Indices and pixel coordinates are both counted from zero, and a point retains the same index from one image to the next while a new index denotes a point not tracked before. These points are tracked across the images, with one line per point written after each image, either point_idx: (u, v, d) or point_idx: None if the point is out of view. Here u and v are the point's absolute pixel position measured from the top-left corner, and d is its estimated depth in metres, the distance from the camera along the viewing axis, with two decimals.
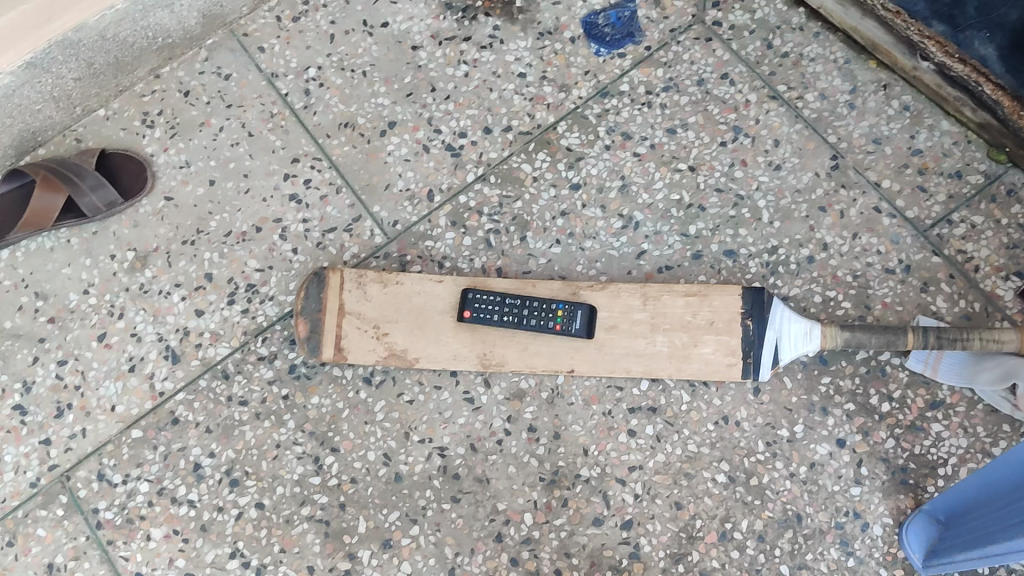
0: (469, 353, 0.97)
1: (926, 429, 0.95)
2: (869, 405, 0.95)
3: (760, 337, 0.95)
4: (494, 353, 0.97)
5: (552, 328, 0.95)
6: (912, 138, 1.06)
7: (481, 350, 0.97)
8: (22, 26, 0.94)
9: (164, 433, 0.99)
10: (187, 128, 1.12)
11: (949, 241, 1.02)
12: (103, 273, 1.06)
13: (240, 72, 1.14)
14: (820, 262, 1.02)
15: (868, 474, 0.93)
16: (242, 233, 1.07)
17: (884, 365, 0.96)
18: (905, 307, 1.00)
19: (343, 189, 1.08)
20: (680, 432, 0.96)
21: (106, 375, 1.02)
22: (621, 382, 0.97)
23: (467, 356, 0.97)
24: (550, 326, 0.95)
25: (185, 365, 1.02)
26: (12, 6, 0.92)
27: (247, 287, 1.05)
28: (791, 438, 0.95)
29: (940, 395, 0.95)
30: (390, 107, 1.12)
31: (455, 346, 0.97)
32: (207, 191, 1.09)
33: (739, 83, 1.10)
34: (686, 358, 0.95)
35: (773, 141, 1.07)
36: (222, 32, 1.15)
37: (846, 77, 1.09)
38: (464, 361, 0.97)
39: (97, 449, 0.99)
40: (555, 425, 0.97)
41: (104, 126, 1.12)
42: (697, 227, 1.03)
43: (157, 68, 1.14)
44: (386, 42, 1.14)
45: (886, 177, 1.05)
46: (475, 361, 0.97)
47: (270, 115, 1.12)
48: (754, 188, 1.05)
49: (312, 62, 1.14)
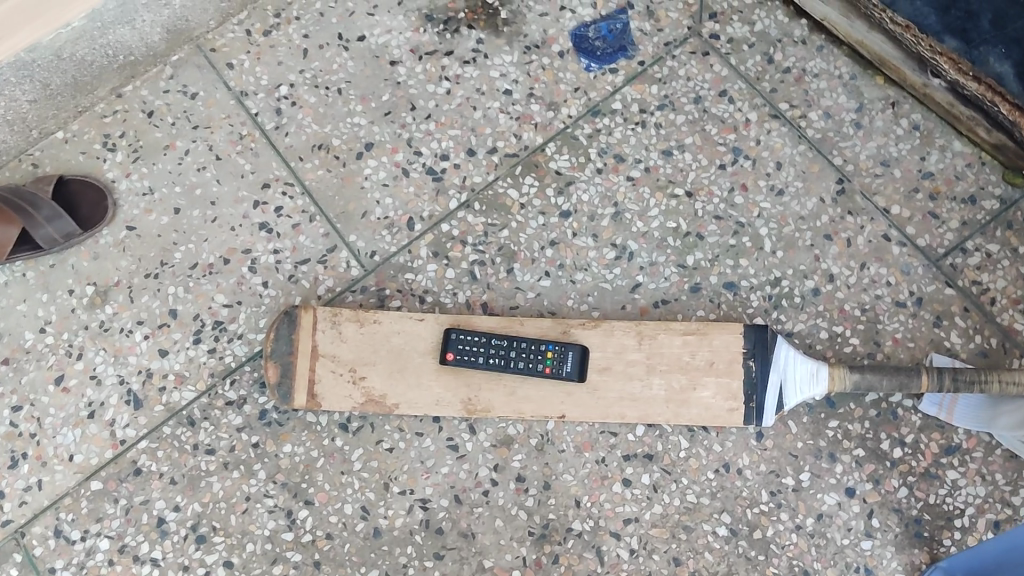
0: (452, 399, 0.90)
1: (941, 476, 0.89)
2: (880, 451, 0.89)
3: (763, 379, 0.88)
4: (480, 398, 0.90)
5: (541, 370, 0.88)
6: (923, 159, 0.99)
7: (465, 394, 0.90)
8: None
9: (126, 485, 0.93)
10: (150, 152, 1.05)
11: (963, 272, 0.96)
12: (60, 309, 0.99)
13: (207, 91, 1.07)
14: (826, 295, 0.95)
15: (879, 526, 0.88)
16: (209, 265, 1.00)
17: (895, 408, 0.90)
18: (917, 343, 0.94)
19: (317, 218, 1.01)
20: (678, 481, 0.90)
21: (64, 422, 0.95)
22: (615, 427, 0.91)
23: (450, 402, 0.90)
24: (540, 368, 0.88)
25: (148, 411, 0.95)
26: None
27: (214, 325, 0.98)
28: (796, 487, 0.89)
29: (955, 439, 0.89)
30: (367, 127, 1.04)
31: (437, 390, 0.90)
32: (172, 220, 1.02)
33: (738, 100, 1.02)
34: (684, 402, 0.89)
35: (775, 164, 1.00)
36: (188, 47, 1.07)
37: (852, 94, 1.02)
38: (447, 407, 0.90)
39: (53, 503, 0.93)
40: (545, 475, 0.91)
41: (62, 150, 1.05)
42: (695, 258, 0.97)
43: (119, 87, 1.06)
44: (362, 56, 1.07)
45: (896, 203, 0.98)
46: (460, 406, 0.90)
47: (238, 137, 1.05)
48: (755, 215, 0.98)
49: (283, 79, 1.07)
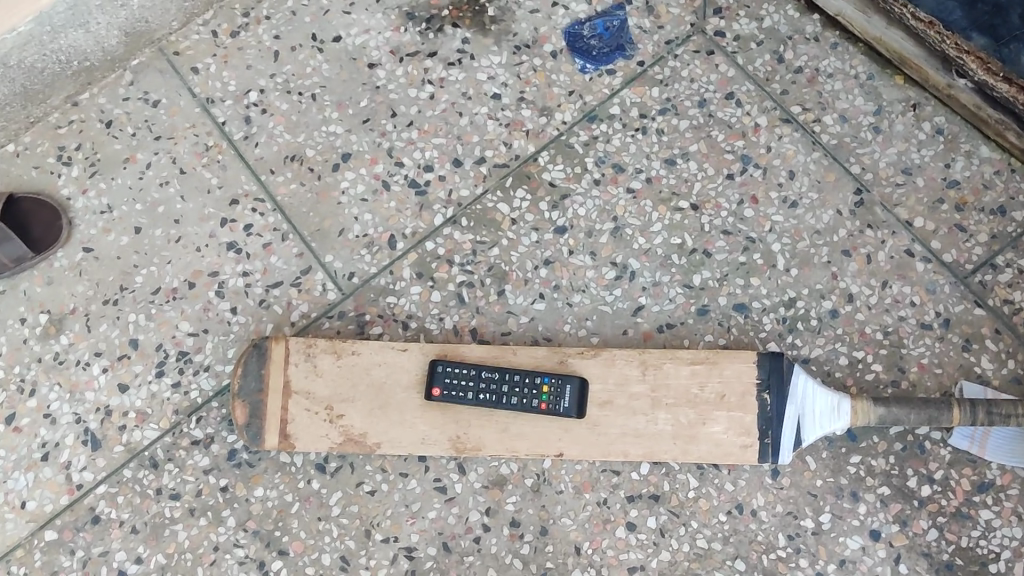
0: (440, 437, 0.82)
1: (974, 517, 0.81)
2: (907, 488, 0.82)
3: (779, 414, 0.80)
4: (469, 436, 0.82)
5: (536, 406, 0.80)
6: (948, 167, 0.92)
7: (454, 432, 0.82)
8: None
9: (83, 534, 0.85)
10: (109, 165, 0.96)
11: (993, 290, 0.88)
12: (11, 340, 0.91)
13: (170, 98, 0.98)
14: (845, 317, 0.88)
15: (907, 572, 0.80)
16: (173, 289, 0.92)
17: (922, 442, 0.83)
18: (945, 368, 0.86)
19: (290, 236, 0.93)
20: (687, 524, 0.82)
21: (15, 465, 0.87)
22: (617, 465, 0.83)
23: (437, 440, 0.82)
24: (535, 404, 0.80)
25: (108, 453, 0.87)
26: None
27: (178, 356, 0.90)
28: (816, 530, 0.81)
29: (989, 475, 0.82)
30: (344, 136, 0.96)
31: (423, 428, 0.82)
32: (132, 240, 0.94)
33: (746, 104, 0.94)
34: (693, 439, 0.81)
35: (788, 173, 0.92)
36: (149, 50, 0.99)
37: (870, 96, 0.94)
38: (434, 446, 0.82)
39: (4, 555, 0.85)
40: (542, 519, 0.83)
41: (12, 164, 0.96)
42: (702, 277, 0.89)
43: (74, 95, 0.97)
44: (338, 59, 0.98)
45: (919, 215, 0.90)
46: (447, 445, 0.82)
47: (204, 148, 0.97)
48: (767, 230, 0.90)
49: (253, 84, 0.98)
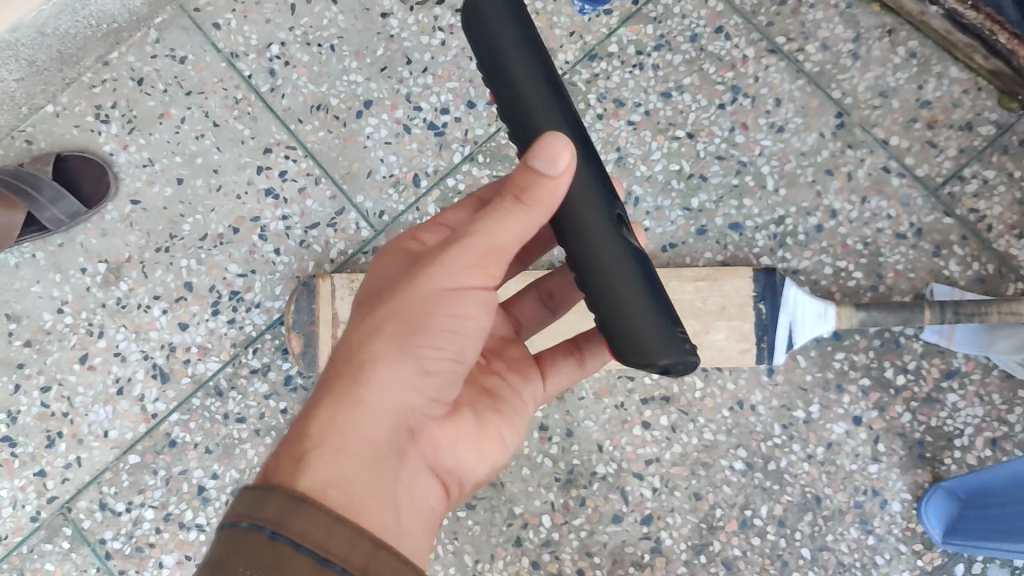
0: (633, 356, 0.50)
1: (942, 399, 0.92)
2: (884, 379, 0.93)
3: (773, 321, 0.91)
4: (618, 219, 0.52)
5: (513, 102, 0.51)
6: (920, 88, 0.99)
7: (590, 295, 0.51)
8: None
9: (162, 456, 0.96)
10: (146, 122, 1.04)
11: (960, 200, 0.97)
12: (75, 289, 1.00)
13: (196, 54, 1.05)
14: (829, 231, 0.97)
15: (885, 450, 0.92)
16: (219, 235, 1.01)
17: (898, 337, 0.93)
18: (918, 274, 0.96)
19: (323, 180, 1.01)
20: (695, 420, 0.93)
21: (94, 400, 0.98)
22: (632, 372, 0.94)
23: (655, 308, 0.50)
24: (520, 90, 0.51)
25: (176, 385, 0.98)
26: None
27: (230, 295, 0.99)
28: (807, 420, 0.92)
29: (955, 363, 0.93)
30: (364, 84, 1.03)
31: (649, 355, 0.49)
32: (176, 191, 1.02)
33: (735, 37, 1.01)
34: (697, 346, 0.92)
35: (774, 101, 1.00)
36: (170, 9, 1.05)
37: (849, 24, 1.01)
38: (664, 297, 0.51)
39: (94, 478, 0.96)
40: (567, 422, 0.94)
41: (55, 124, 1.05)
42: (700, 200, 0.98)
43: (105, 55, 1.05)
44: (352, 10, 1.05)
45: (894, 134, 0.99)
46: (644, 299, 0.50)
47: (234, 101, 1.04)
48: (756, 153, 0.99)
49: (274, 38, 1.05)
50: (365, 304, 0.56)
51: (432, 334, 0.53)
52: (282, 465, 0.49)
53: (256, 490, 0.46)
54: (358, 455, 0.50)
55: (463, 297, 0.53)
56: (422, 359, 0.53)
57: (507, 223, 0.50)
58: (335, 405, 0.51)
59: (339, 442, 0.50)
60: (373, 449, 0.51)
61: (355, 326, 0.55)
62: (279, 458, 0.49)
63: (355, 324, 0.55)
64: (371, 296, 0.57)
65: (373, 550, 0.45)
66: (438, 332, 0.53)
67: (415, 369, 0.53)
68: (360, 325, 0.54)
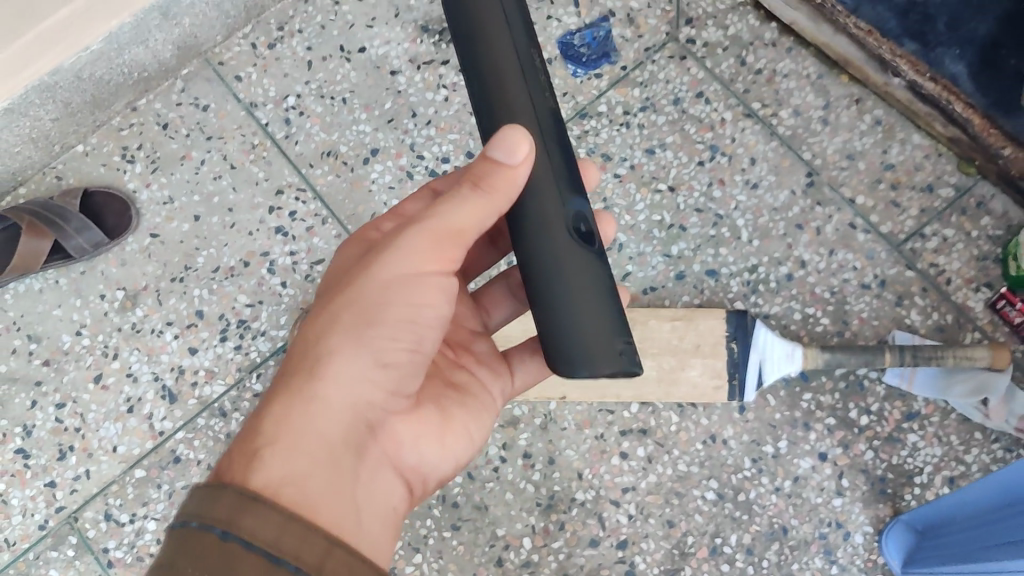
0: (573, 358, 0.57)
1: (903, 439, 0.98)
2: (849, 419, 0.99)
3: (744, 359, 0.97)
4: (580, 220, 0.58)
5: (490, 92, 0.58)
6: (885, 153, 1.07)
7: (544, 294, 0.58)
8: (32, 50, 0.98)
9: (167, 471, 1.02)
10: (168, 162, 1.12)
11: (921, 255, 1.04)
12: (94, 313, 1.08)
13: (218, 103, 1.14)
14: (798, 280, 1.04)
15: (849, 485, 0.97)
16: (231, 267, 1.08)
17: (862, 380, 0.99)
18: (882, 322, 1.03)
19: (329, 220, 1.09)
20: (670, 452, 0.99)
21: (105, 416, 1.04)
22: (612, 405, 1.00)
23: (607, 313, 0.57)
24: (505, 94, 0.58)
25: (183, 405, 1.04)
26: (39, 57, 0.99)
27: (238, 323, 1.06)
28: (775, 454, 0.98)
29: (915, 406, 0.98)
30: (372, 134, 1.12)
31: (595, 361, 0.56)
32: (193, 226, 1.10)
33: (714, 101, 1.10)
34: (674, 382, 0.98)
35: (750, 160, 1.08)
36: (197, 62, 1.15)
37: (819, 93, 1.10)
38: (613, 303, 0.58)
39: (102, 490, 1.02)
40: (550, 451, 0.99)
41: (84, 163, 1.13)
42: (680, 248, 1.06)
43: (134, 101, 1.14)
44: (364, 67, 1.14)
45: (861, 193, 1.06)
46: (591, 305, 0.57)
47: (251, 146, 1.12)
48: (732, 207, 1.07)
49: (291, 90, 1.14)
50: (323, 301, 0.61)
51: (386, 325, 0.58)
52: (240, 454, 0.52)
53: (208, 489, 0.48)
54: (312, 448, 0.53)
55: (419, 285, 0.58)
56: (378, 351, 0.57)
57: (462, 209, 0.56)
58: (292, 398, 0.55)
59: (292, 434, 0.53)
60: (328, 442, 0.54)
61: (313, 323, 0.59)
62: (237, 447, 0.53)
63: (313, 320, 0.59)
64: (330, 289, 0.61)
65: (326, 548, 0.47)
66: (392, 324, 0.58)
67: (371, 361, 0.57)
68: (319, 322, 0.58)
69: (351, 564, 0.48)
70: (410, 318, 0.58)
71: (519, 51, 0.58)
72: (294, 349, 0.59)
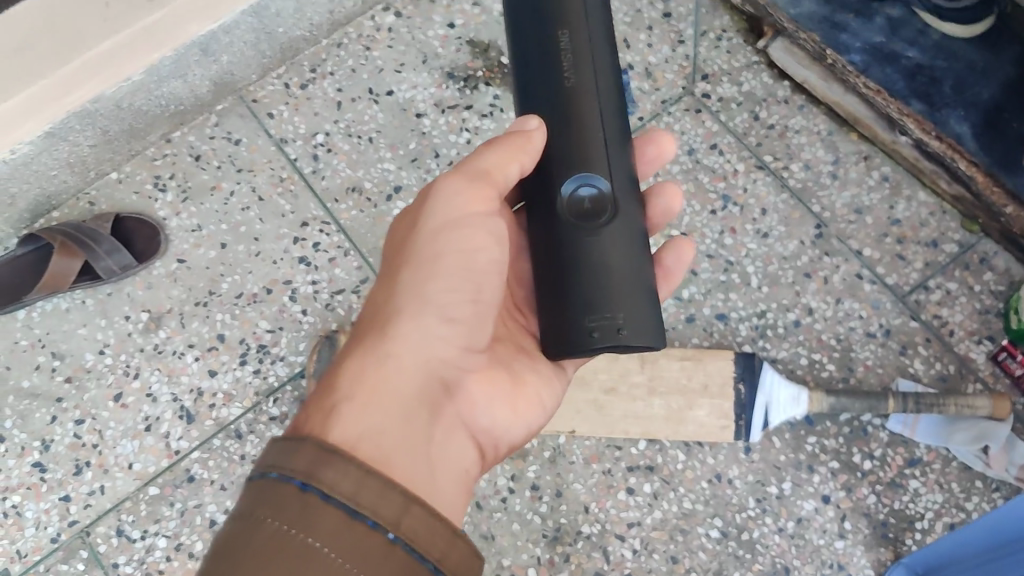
0: (601, 321, 0.65)
1: (905, 484, 1.00)
2: (852, 463, 1.01)
3: (751, 400, 0.99)
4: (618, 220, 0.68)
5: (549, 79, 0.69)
6: (892, 208, 1.11)
7: (592, 278, 0.66)
8: (76, 77, 1.00)
9: (180, 490, 1.04)
10: (198, 192, 1.16)
11: (925, 307, 1.07)
12: (118, 333, 1.10)
13: (250, 138, 1.18)
14: (805, 326, 1.07)
15: (851, 528, 0.99)
16: (254, 294, 1.11)
17: (865, 426, 1.01)
18: (886, 370, 1.05)
19: (351, 252, 1.13)
20: (676, 489, 1.00)
21: (123, 434, 1.06)
22: (620, 441, 1.02)
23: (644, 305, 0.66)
24: (568, 80, 0.69)
25: (200, 425, 1.07)
26: (81, 84, 1.02)
27: (258, 348, 1.09)
28: (779, 495, 1.00)
29: (917, 452, 1.00)
30: (395, 172, 1.16)
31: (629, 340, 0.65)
32: (219, 253, 1.13)
33: (727, 153, 1.14)
34: (682, 421, 1.00)
35: (761, 210, 1.12)
36: (231, 98, 1.20)
37: (829, 149, 1.14)
38: (649, 300, 0.67)
39: (115, 505, 1.04)
40: (558, 483, 1.01)
41: (116, 189, 1.16)
42: (690, 291, 1.08)
43: (169, 133, 1.18)
44: (391, 109, 1.19)
45: (867, 246, 1.10)
46: (623, 276, 0.66)
47: (279, 180, 1.16)
48: (743, 254, 1.10)
49: (320, 128, 1.19)
50: (384, 279, 0.68)
51: (445, 275, 0.66)
52: (321, 400, 0.58)
53: (287, 443, 0.51)
54: (383, 398, 0.58)
55: (473, 232, 0.67)
56: (440, 306, 0.65)
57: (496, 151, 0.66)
58: (367, 352, 0.61)
59: (366, 383, 0.59)
60: (400, 396, 0.60)
61: (379, 296, 0.67)
62: (319, 398, 0.59)
63: (380, 294, 0.67)
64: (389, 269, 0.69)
65: (406, 507, 0.49)
66: (450, 274, 0.66)
67: (436, 317, 0.64)
68: (386, 293, 0.66)
69: (430, 524, 0.49)
70: (466, 266, 0.66)
71: (591, 43, 0.70)
72: (363, 320, 0.67)
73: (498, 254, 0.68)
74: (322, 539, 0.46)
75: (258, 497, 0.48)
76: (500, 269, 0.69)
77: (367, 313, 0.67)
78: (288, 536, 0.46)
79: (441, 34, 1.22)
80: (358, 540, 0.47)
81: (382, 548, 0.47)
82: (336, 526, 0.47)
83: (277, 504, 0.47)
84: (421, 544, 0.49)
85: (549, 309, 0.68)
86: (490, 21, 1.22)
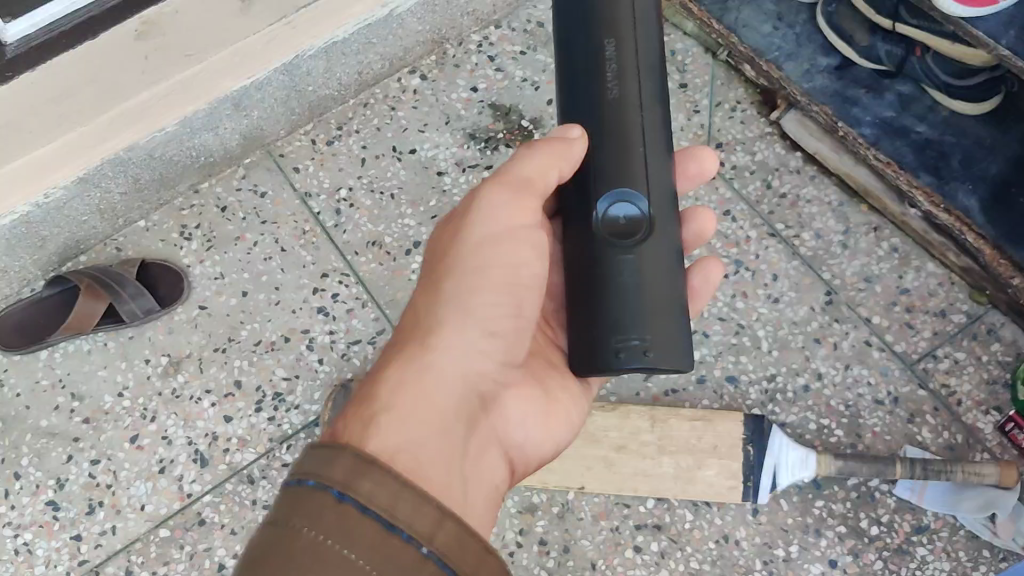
0: (630, 342, 0.68)
1: (912, 551, 1.00)
2: (859, 528, 1.01)
3: (759, 462, 1.00)
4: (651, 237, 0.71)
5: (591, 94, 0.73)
6: (900, 278, 1.13)
7: (625, 296, 0.69)
8: (115, 125, 1.02)
9: (190, 533, 1.05)
10: (222, 242, 1.19)
11: (933, 375, 1.08)
12: (137, 376, 1.12)
13: (275, 191, 1.22)
14: (815, 391, 1.08)
15: None
16: (271, 342, 1.14)
17: (873, 491, 1.02)
18: (894, 437, 1.06)
19: (369, 303, 1.15)
20: (683, 549, 1.01)
21: (137, 475, 1.08)
22: (629, 499, 1.02)
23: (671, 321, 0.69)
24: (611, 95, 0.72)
25: (213, 469, 1.08)
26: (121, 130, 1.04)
27: (273, 395, 1.11)
28: (786, 558, 1.00)
29: (924, 519, 1.01)
30: (415, 228, 1.19)
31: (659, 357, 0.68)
32: (240, 301, 1.16)
33: (740, 220, 1.16)
34: (691, 479, 1.01)
35: (772, 276, 1.14)
36: (259, 152, 1.24)
37: (840, 219, 1.16)
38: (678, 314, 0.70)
39: (126, 546, 1.05)
40: (566, 539, 1.01)
41: (143, 237, 1.19)
42: (702, 352, 1.10)
43: (197, 183, 1.22)
44: (413, 167, 1.22)
45: (876, 314, 1.12)
46: (655, 298, 0.69)
47: (301, 232, 1.19)
48: (754, 318, 1.12)
49: (344, 183, 1.22)
50: (425, 286, 0.71)
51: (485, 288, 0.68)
52: (361, 406, 0.60)
53: (326, 452, 0.52)
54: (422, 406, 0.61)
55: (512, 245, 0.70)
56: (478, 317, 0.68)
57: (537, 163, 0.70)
58: (408, 360, 0.64)
59: (406, 392, 0.61)
60: (441, 407, 0.63)
61: (420, 303, 0.69)
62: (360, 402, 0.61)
63: (420, 302, 0.70)
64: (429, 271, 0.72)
65: (439, 520, 0.51)
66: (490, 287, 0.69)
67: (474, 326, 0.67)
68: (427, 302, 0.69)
69: (462, 539, 0.51)
70: (507, 280, 0.69)
71: (637, 58, 0.73)
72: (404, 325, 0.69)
73: (536, 268, 0.71)
74: (355, 549, 0.48)
75: (293, 504, 0.50)
76: (537, 284, 0.72)
77: (409, 318, 0.70)
78: (317, 544, 0.47)
79: (464, 97, 1.26)
80: (387, 552, 0.48)
81: (414, 563, 0.49)
82: (371, 537, 0.48)
83: (310, 513, 0.49)
84: (453, 558, 0.50)
85: (579, 327, 0.71)
86: (512, 86, 1.26)
